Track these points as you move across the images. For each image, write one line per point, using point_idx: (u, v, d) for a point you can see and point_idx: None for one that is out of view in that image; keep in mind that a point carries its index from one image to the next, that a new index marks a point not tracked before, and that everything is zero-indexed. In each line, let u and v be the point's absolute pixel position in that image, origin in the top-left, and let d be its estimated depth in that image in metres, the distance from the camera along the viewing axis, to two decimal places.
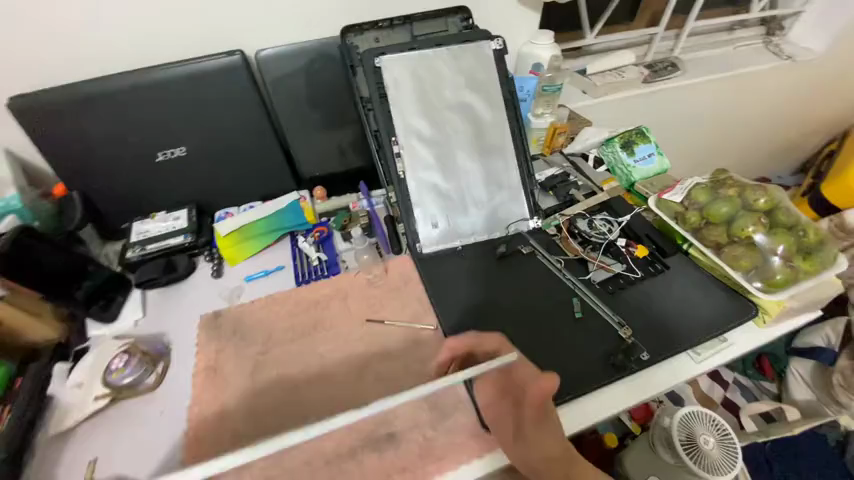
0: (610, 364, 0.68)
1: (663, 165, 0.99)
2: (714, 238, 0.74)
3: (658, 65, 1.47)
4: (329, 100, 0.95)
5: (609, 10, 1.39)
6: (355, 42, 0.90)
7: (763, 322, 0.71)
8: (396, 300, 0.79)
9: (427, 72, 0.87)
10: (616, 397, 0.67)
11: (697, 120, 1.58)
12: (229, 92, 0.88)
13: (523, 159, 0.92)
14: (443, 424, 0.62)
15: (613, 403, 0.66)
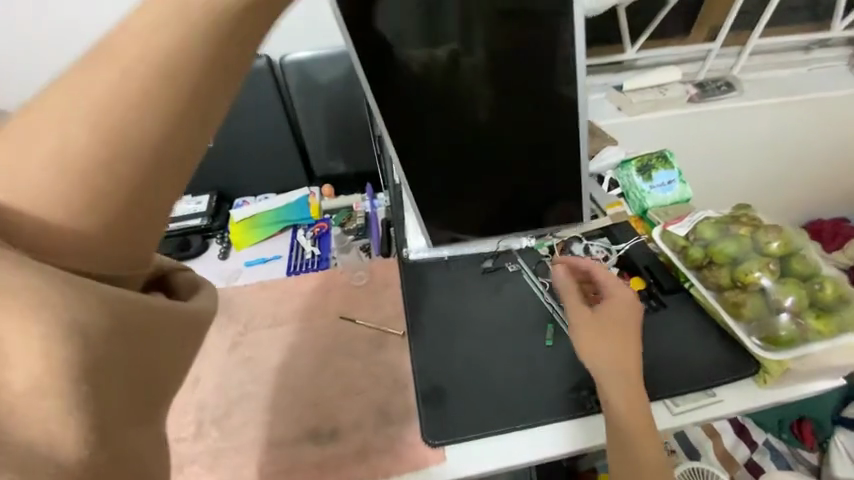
0: (574, 398, 0.65)
1: (685, 193, 0.91)
2: (716, 280, 0.67)
3: (709, 84, 1.35)
4: (345, 104, 1.01)
5: (654, 24, 1.31)
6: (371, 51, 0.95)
7: (763, 382, 0.64)
8: (373, 301, 0.80)
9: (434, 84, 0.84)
10: (585, 433, 0.62)
11: (757, 145, 1.40)
12: (257, 94, 0.97)
13: None
14: (385, 432, 0.63)
15: (578, 442, 0.62)
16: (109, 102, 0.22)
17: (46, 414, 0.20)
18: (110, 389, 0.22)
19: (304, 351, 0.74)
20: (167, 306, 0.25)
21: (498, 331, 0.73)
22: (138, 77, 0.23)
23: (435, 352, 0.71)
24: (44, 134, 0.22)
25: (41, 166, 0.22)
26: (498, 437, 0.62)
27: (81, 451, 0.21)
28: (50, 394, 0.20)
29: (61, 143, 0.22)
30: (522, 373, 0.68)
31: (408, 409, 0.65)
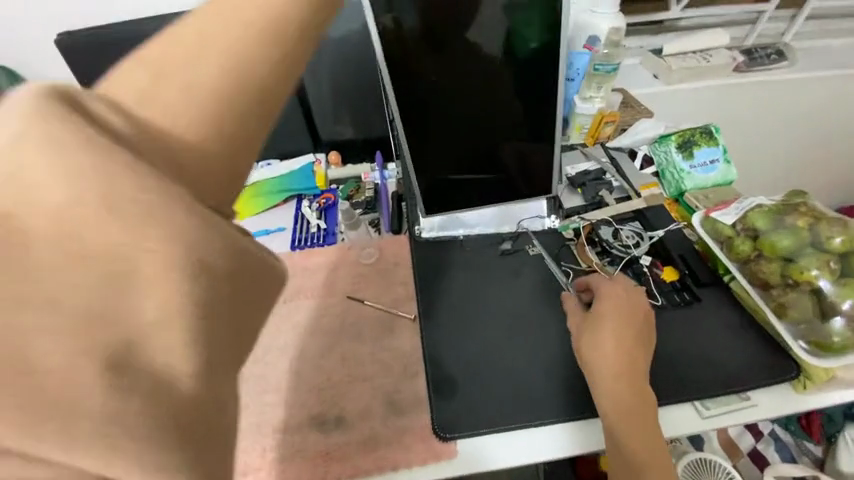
0: (582, 398, 0.60)
1: (727, 175, 0.83)
2: (765, 275, 0.62)
3: (758, 51, 1.20)
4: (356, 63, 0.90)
5: None
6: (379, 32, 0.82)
7: (803, 387, 0.59)
8: (382, 281, 0.75)
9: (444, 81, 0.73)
10: (586, 437, 0.58)
11: (802, 123, 1.28)
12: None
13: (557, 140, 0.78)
14: (393, 422, 0.59)
15: (580, 444, 0.58)
16: (235, 46, 0.27)
17: (176, 343, 0.22)
18: (225, 330, 0.24)
19: (309, 332, 0.69)
20: (257, 259, 0.26)
21: (511, 319, 0.68)
22: (256, 30, 0.27)
23: (447, 338, 0.66)
24: (176, 68, 0.26)
25: (177, 91, 0.25)
26: (498, 434, 0.58)
27: (191, 385, 0.22)
28: (175, 332, 0.22)
29: (191, 77, 0.26)
30: (532, 366, 0.63)
31: (418, 398, 0.61)
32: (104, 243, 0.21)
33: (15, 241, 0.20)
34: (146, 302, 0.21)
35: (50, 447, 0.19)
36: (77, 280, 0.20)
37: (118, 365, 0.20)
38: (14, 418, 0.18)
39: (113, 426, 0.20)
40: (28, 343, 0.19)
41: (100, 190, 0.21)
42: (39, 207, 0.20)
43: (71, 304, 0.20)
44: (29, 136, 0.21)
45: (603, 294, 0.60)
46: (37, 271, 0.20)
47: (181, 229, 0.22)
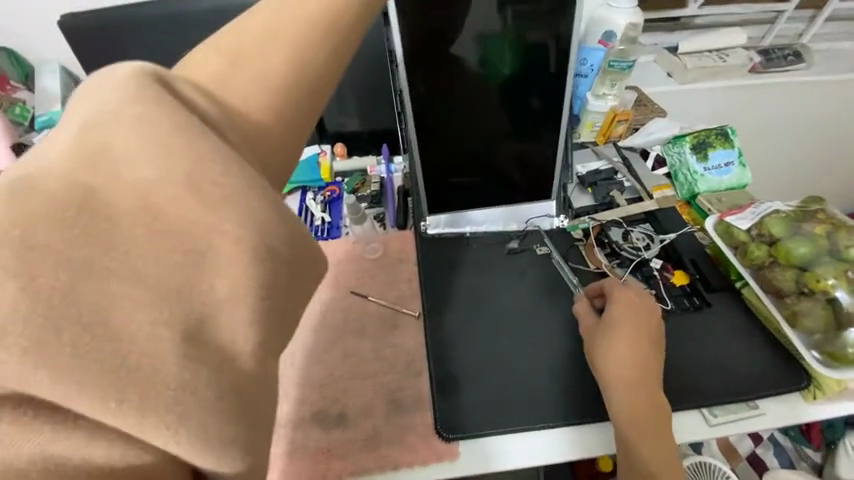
0: (588, 402, 0.59)
1: (741, 179, 0.81)
2: (779, 282, 0.61)
3: (775, 52, 1.17)
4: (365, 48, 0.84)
5: None
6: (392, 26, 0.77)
7: (812, 397, 0.58)
8: (386, 277, 0.74)
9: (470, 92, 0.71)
10: (588, 442, 0.57)
11: (816, 127, 1.25)
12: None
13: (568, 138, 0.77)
14: (395, 421, 0.58)
15: (581, 449, 0.57)
16: (298, 41, 0.32)
17: (243, 320, 0.23)
18: (282, 312, 0.25)
19: (311, 327, 0.68)
20: (306, 244, 0.27)
21: (517, 318, 0.67)
22: (315, 27, 0.32)
23: (453, 337, 0.65)
24: (250, 55, 0.31)
25: (248, 76, 0.30)
26: (503, 436, 0.58)
27: (253, 362, 0.23)
28: (242, 308, 0.22)
29: (263, 65, 0.31)
30: (539, 366, 0.62)
31: (421, 397, 0.60)
32: (186, 220, 0.22)
33: (103, 216, 0.21)
34: (222, 277, 0.22)
35: (124, 414, 0.19)
36: (160, 253, 0.21)
37: (194, 337, 0.21)
38: (95, 384, 0.19)
39: (185, 396, 0.20)
40: (112, 312, 0.20)
41: (183, 170, 0.23)
42: (128, 186, 0.22)
43: (152, 276, 0.21)
44: (125, 114, 0.24)
45: (613, 299, 0.59)
46: (124, 242, 0.21)
47: (254, 213, 0.24)
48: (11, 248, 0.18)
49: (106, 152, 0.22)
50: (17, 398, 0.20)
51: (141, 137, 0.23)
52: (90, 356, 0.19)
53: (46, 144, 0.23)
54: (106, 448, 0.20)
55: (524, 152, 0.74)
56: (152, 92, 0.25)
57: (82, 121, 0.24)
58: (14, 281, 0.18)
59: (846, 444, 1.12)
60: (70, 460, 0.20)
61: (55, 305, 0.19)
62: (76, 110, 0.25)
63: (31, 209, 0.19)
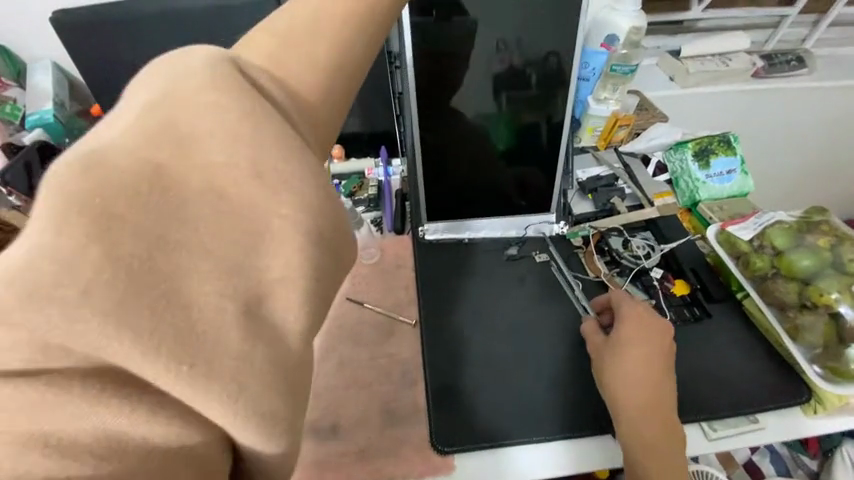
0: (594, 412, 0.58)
1: (743, 187, 0.80)
2: (781, 295, 0.60)
3: (778, 57, 1.16)
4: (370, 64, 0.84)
5: None
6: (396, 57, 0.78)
7: (813, 412, 0.58)
8: (383, 283, 0.73)
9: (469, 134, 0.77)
10: (582, 458, 0.56)
11: (818, 132, 1.24)
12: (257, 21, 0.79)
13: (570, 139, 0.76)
14: (389, 432, 0.57)
15: (577, 463, 0.56)
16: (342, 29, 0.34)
17: (295, 301, 0.24)
18: (327, 299, 0.26)
19: None
20: (348, 240, 0.28)
21: (522, 324, 0.67)
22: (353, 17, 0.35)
23: (458, 343, 0.64)
24: (300, 41, 0.33)
25: (300, 61, 0.32)
26: (503, 449, 0.57)
27: (300, 345, 0.24)
28: (295, 286, 0.24)
29: (313, 52, 0.33)
30: (543, 369, 0.62)
31: (416, 408, 0.59)
32: (246, 202, 0.24)
33: (173, 193, 0.22)
34: (275, 258, 0.23)
35: (189, 380, 0.20)
36: (223, 231, 0.23)
37: (253, 313, 0.23)
38: (167, 352, 0.20)
39: (246, 367, 0.21)
40: (182, 283, 0.21)
41: (249, 156, 0.24)
42: (197, 168, 0.23)
43: (219, 252, 0.22)
44: (202, 94, 0.25)
45: (621, 316, 0.58)
46: (192, 219, 0.22)
47: (308, 200, 0.25)
48: (98, 217, 0.20)
49: (179, 133, 0.24)
50: (89, 371, 0.20)
51: (214, 121, 0.25)
52: (163, 322, 0.20)
53: (119, 122, 0.24)
54: (163, 428, 0.21)
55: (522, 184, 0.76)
56: (229, 79, 0.26)
57: (154, 101, 0.25)
58: (97, 246, 0.19)
59: (843, 453, 1.11)
60: (130, 438, 0.20)
61: (134, 272, 0.20)
62: (147, 89, 0.26)
63: (113, 184, 0.21)
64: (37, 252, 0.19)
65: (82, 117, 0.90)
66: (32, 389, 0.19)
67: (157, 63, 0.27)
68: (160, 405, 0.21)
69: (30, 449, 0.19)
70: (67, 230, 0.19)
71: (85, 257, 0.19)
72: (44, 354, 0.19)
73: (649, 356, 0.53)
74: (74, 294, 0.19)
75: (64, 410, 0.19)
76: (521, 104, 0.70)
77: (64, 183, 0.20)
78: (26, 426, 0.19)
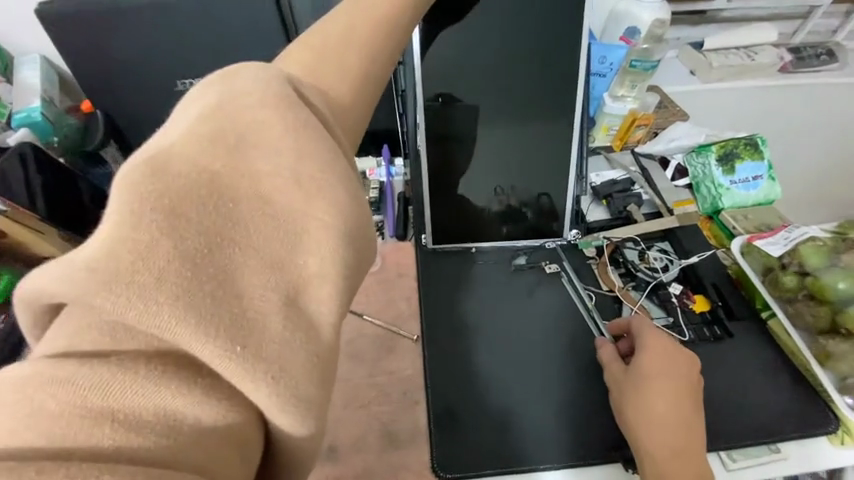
0: (612, 439, 0.55)
1: (770, 194, 0.75)
2: (812, 319, 0.57)
3: (806, 50, 1.09)
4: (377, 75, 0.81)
5: None
6: (400, 82, 0.75)
7: (840, 442, 0.54)
8: (384, 293, 0.69)
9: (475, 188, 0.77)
10: None
11: (846, 131, 1.17)
12: (251, 16, 0.76)
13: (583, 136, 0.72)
14: (389, 455, 0.55)
15: None
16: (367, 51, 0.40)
17: (329, 295, 0.25)
18: (351, 290, 0.27)
19: None
20: (370, 242, 0.29)
21: (541, 327, 0.64)
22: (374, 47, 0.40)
23: (471, 350, 0.62)
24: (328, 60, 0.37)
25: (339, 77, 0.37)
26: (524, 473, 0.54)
27: (331, 335, 0.25)
28: (329, 280, 0.25)
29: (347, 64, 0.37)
30: (564, 370, 0.60)
31: (417, 431, 0.56)
32: (292, 206, 0.25)
33: (228, 197, 0.24)
34: (312, 256, 0.25)
35: (241, 362, 0.22)
36: (269, 233, 0.24)
37: (292, 304, 0.24)
38: (221, 336, 0.21)
39: (287, 352, 0.23)
40: (235, 278, 0.23)
41: (293, 156, 0.27)
42: (245, 175, 0.25)
43: (265, 248, 0.24)
44: (252, 105, 0.28)
45: (643, 345, 0.54)
46: (244, 223, 0.24)
47: (338, 200, 0.26)
48: (167, 214, 0.22)
49: (232, 140, 0.27)
50: (151, 354, 0.22)
51: (264, 132, 0.27)
52: (218, 308, 0.22)
53: (177, 131, 0.27)
54: (213, 410, 0.22)
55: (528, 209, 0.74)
56: (277, 90, 0.30)
57: (208, 113, 0.28)
58: (167, 240, 0.22)
59: None
60: (184, 418, 0.22)
61: (192, 261, 0.22)
62: (202, 100, 0.30)
63: (178, 185, 0.23)
64: (116, 243, 0.21)
65: (72, 114, 0.87)
66: (105, 369, 0.21)
67: (210, 78, 0.31)
68: (214, 384, 0.22)
69: (100, 424, 0.20)
70: (143, 225, 0.21)
71: (157, 250, 0.21)
72: (112, 336, 0.22)
73: (676, 390, 0.50)
74: (149, 281, 0.21)
75: (132, 389, 0.21)
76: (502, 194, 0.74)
77: (136, 185, 0.23)
78: (97, 401, 0.20)
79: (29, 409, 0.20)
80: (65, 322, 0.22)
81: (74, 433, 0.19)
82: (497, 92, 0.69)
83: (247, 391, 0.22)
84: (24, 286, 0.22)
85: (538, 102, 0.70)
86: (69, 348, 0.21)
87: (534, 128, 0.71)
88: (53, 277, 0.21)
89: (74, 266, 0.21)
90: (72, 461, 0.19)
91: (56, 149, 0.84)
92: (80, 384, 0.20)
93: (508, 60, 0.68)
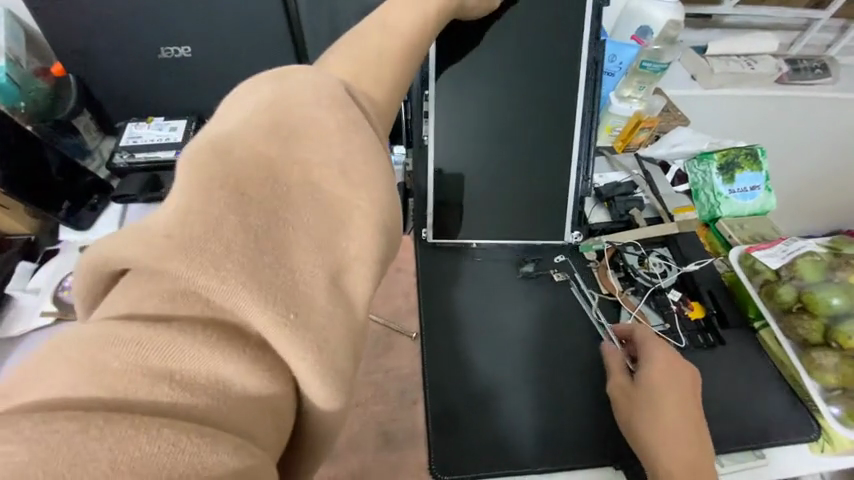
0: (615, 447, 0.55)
1: (765, 204, 0.76)
2: (805, 331, 0.59)
3: (802, 62, 1.11)
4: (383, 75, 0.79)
5: None
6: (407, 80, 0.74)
7: (819, 449, 0.57)
8: (383, 288, 0.67)
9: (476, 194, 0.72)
10: None
11: (833, 144, 1.21)
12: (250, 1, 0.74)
13: (589, 131, 0.70)
14: (384, 457, 0.54)
15: None
16: (392, 67, 0.42)
17: (364, 280, 0.26)
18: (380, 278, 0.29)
19: None
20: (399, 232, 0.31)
21: (538, 324, 0.64)
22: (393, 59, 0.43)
23: (470, 350, 0.61)
24: (361, 71, 0.40)
25: (365, 87, 0.39)
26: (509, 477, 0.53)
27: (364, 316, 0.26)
28: (365, 264, 0.27)
29: (375, 78, 0.40)
30: (562, 372, 0.60)
31: (415, 433, 0.55)
32: (335, 194, 0.27)
33: (280, 181, 0.26)
34: (355, 241, 0.27)
35: (295, 330, 0.23)
36: (317, 215, 0.26)
37: (335, 283, 0.25)
38: (278, 301, 0.22)
39: (329, 322, 0.24)
40: (290, 252, 0.24)
41: (342, 147, 0.29)
42: (299, 164, 0.27)
43: (316, 233, 0.26)
44: (300, 93, 0.30)
45: (649, 356, 0.55)
46: (295, 207, 0.26)
47: (375, 196, 0.29)
48: (233, 192, 0.24)
49: (287, 131, 0.28)
50: (206, 321, 0.22)
51: (320, 129, 0.29)
52: (275, 278, 0.23)
53: (235, 119, 0.28)
54: (260, 380, 0.22)
55: (531, 208, 0.71)
56: (332, 91, 0.31)
57: (269, 103, 0.29)
58: (233, 215, 0.23)
59: None
60: (233, 385, 0.22)
61: (255, 231, 0.24)
62: (256, 92, 0.30)
63: (240, 169, 0.25)
64: (190, 212, 0.23)
65: (40, 76, 0.80)
66: (163, 333, 0.21)
67: (258, 76, 0.32)
68: (260, 355, 0.23)
69: (157, 384, 0.20)
70: (215, 201, 0.24)
71: (226, 223, 0.23)
72: (172, 302, 0.22)
73: (678, 397, 0.51)
74: (219, 250, 0.22)
75: (190, 355, 0.21)
76: (503, 189, 0.71)
77: (204, 165, 0.25)
78: (155, 361, 0.21)
79: (93, 366, 0.20)
80: (127, 287, 0.23)
81: (132, 388, 0.20)
82: (498, 85, 0.68)
83: (294, 363, 0.23)
84: (99, 245, 0.24)
85: (542, 98, 0.69)
86: (130, 312, 0.22)
87: (542, 149, 0.70)
88: (134, 242, 0.23)
89: (150, 232, 0.23)
90: (133, 413, 0.19)
91: (23, 115, 0.77)
92: (141, 343, 0.21)
93: (509, 53, 0.66)
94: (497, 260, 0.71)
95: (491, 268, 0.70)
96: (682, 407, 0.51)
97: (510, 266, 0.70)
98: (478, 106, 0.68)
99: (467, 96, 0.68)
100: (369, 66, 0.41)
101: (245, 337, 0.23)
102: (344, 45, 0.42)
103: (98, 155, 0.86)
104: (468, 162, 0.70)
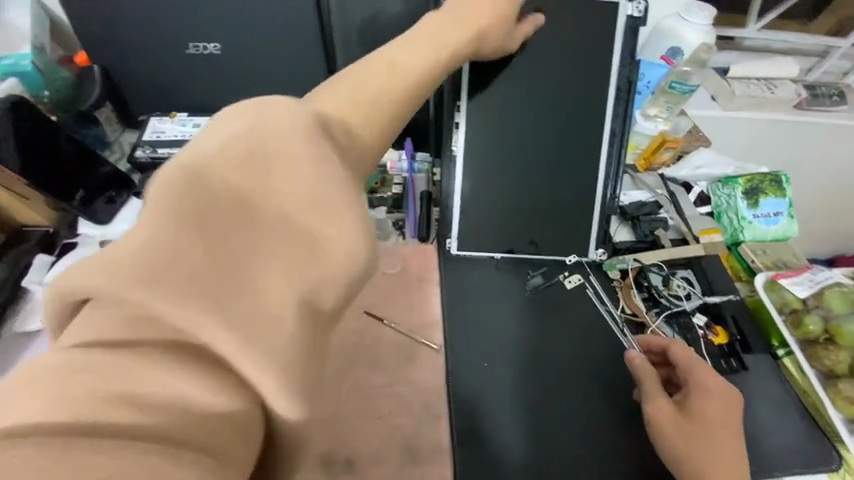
0: (645, 465, 0.55)
1: (788, 230, 0.76)
2: (830, 362, 0.60)
3: (820, 89, 1.12)
4: None
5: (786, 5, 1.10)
6: None
7: None
8: (406, 298, 0.67)
9: (501, 206, 0.70)
10: None
11: (845, 171, 1.22)
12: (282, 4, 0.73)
13: (618, 149, 0.69)
14: (408, 473, 0.53)
15: None
16: (399, 90, 0.42)
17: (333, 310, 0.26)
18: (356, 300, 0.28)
19: None
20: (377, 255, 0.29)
21: (529, 342, 0.63)
22: (407, 81, 0.43)
23: (492, 364, 0.61)
24: (366, 97, 0.40)
25: (364, 113, 0.39)
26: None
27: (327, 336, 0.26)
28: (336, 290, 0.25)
29: (376, 103, 0.40)
30: (584, 390, 0.60)
31: (440, 447, 0.55)
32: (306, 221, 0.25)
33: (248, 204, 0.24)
34: (328, 266, 0.25)
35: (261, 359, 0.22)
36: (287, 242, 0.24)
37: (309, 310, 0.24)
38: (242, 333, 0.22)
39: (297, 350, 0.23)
40: (255, 284, 0.23)
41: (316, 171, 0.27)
42: (269, 188, 0.25)
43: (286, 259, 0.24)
44: (276, 114, 0.28)
45: (697, 383, 0.55)
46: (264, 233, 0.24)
47: (355, 229, 0.26)
48: (200, 222, 0.23)
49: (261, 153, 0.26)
50: (166, 347, 0.22)
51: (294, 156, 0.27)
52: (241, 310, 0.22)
53: (208, 140, 0.26)
54: (219, 405, 0.22)
55: (556, 223, 0.71)
56: (304, 120, 0.30)
57: (246, 125, 0.27)
58: (200, 246, 0.22)
59: None
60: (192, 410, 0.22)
61: (221, 263, 0.22)
62: (235, 115, 0.28)
63: (209, 194, 0.24)
64: (149, 245, 0.21)
65: (65, 65, 0.80)
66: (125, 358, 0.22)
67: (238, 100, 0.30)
68: (224, 380, 0.22)
69: (117, 411, 0.20)
70: (177, 231, 0.22)
71: (187, 256, 0.22)
72: (130, 329, 0.22)
73: (720, 425, 0.52)
74: (181, 282, 0.21)
75: (147, 380, 0.21)
76: (527, 203, 0.70)
77: (171, 189, 0.23)
78: (113, 388, 0.21)
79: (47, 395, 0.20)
80: (84, 312, 0.22)
81: (90, 416, 0.20)
82: (527, 99, 0.66)
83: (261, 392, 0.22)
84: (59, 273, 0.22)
85: (570, 113, 0.68)
86: (87, 340, 0.22)
87: (569, 165, 0.70)
88: (90, 270, 0.21)
89: (110, 258, 0.21)
90: (93, 440, 0.20)
91: (47, 105, 0.77)
92: (102, 369, 0.21)
93: (539, 66, 0.65)
94: (518, 274, 0.70)
95: (510, 282, 0.69)
96: (725, 433, 0.52)
97: (532, 280, 0.69)
98: (508, 118, 0.67)
99: (498, 108, 0.67)
100: (395, 90, 0.41)
101: (206, 363, 0.22)
102: (361, 67, 0.42)
103: (116, 148, 0.84)
104: (495, 175, 0.69)
